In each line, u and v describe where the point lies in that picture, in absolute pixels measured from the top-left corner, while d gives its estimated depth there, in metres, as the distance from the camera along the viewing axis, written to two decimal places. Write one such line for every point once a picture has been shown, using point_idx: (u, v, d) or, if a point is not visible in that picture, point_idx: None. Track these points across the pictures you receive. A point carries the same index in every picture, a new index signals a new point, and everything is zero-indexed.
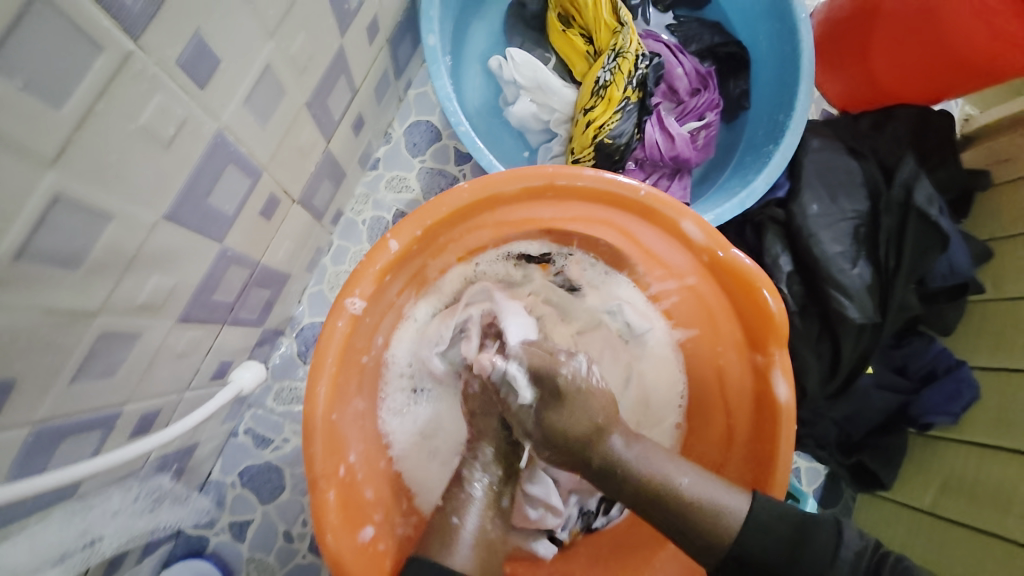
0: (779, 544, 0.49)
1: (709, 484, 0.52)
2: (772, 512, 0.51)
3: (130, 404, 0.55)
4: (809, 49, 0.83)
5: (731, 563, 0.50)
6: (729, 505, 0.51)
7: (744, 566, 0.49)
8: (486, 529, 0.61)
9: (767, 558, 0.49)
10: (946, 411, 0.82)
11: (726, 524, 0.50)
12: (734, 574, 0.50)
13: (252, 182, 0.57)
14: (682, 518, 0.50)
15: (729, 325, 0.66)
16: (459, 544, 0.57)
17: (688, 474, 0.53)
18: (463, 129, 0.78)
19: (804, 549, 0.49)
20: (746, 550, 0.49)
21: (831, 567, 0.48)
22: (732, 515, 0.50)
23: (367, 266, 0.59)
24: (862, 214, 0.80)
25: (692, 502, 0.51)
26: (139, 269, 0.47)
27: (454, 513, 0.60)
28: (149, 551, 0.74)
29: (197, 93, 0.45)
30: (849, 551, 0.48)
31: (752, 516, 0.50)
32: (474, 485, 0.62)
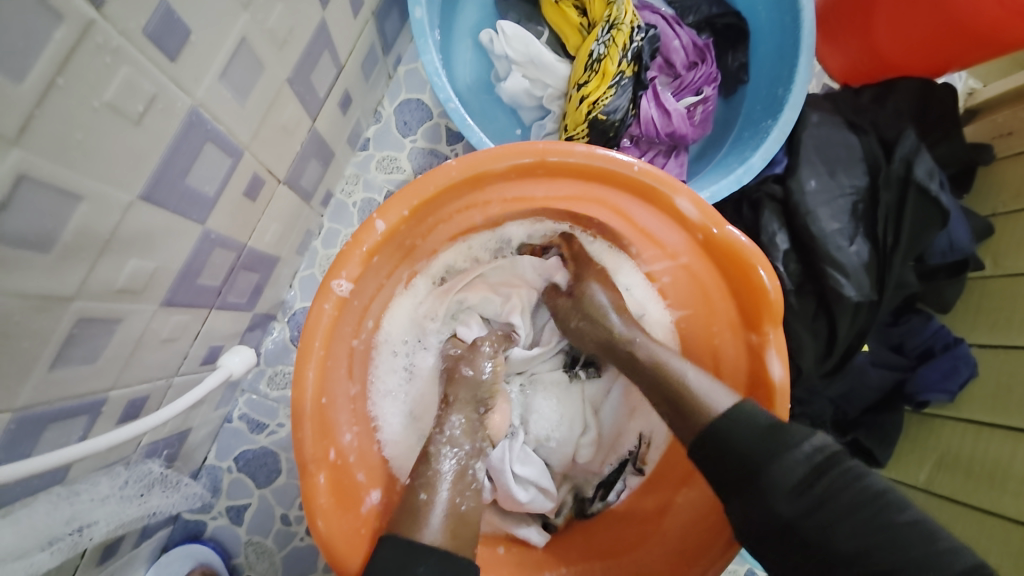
0: (749, 429, 0.51)
1: (703, 380, 0.57)
2: (747, 415, 0.52)
3: (116, 390, 0.54)
4: (811, 19, 0.81)
5: (705, 441, 0.53)
6: (716, 402, 0.55)
7: (721, 445, 0.52)
8: (458, 505, 0.56)
9: (734, 440, 0.51)
10: (942, 389, 0.82)
11: (708, 408, 0.54)
12: (708, 450, 0.53)
13: (233, 162, 0.56)
14: (673, 392, 0.58)
15: (723, 304, 0.65)
16: (429, 515, 0.54)
17: (670, 356, 0.61)
18: (453, 106, 0.76)
19: (770, 438, 0.50)
20: (717, 426, 0.53)
21: (787, 450, 0.49)
22: (718, 407, 0.54)
23: (354, 247, 0.58)
24: (861, 190, 0.79)
25: (686, 387, 0.57)
26: (115, 252, 0.46)
27: (421, 491, 0.56)
28: (147, 535, 0.74)
29: (168, 66, 0.43)
30: (812, 446, 0.49)
31: (734, 412, 0.53)
32: (442, 462, 0.60)
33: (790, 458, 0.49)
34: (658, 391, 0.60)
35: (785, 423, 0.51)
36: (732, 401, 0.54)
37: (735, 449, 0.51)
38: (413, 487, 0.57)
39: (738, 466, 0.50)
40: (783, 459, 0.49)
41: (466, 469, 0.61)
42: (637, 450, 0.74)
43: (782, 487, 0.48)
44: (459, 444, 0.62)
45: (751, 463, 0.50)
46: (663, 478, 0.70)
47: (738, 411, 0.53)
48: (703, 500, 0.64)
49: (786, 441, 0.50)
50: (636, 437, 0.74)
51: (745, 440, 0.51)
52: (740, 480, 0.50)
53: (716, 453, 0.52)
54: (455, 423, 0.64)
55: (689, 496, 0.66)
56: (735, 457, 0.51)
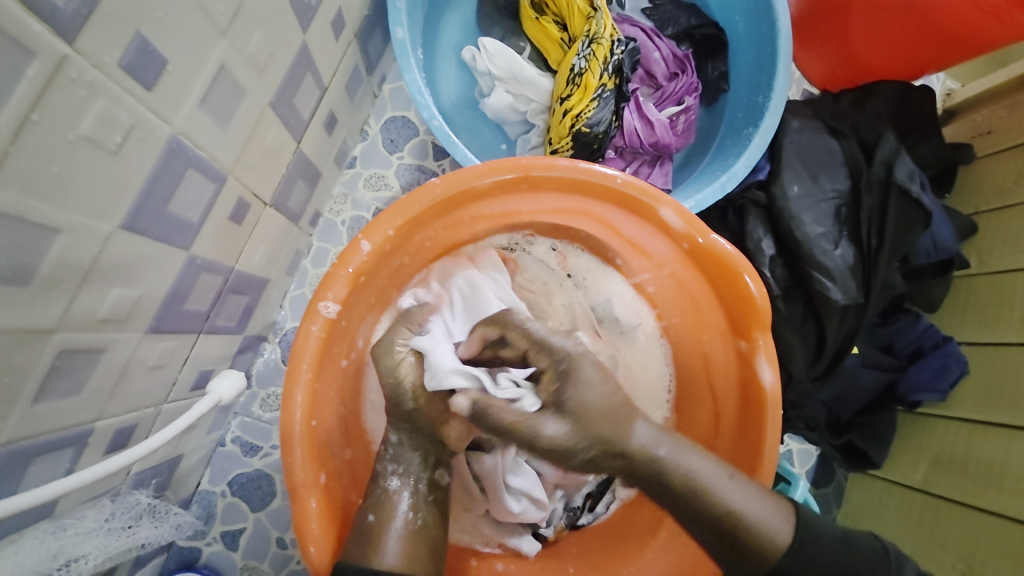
0: (842, 558, 0.52)
1: (752, 501, 0.51)
2: (837, 539, 0.53)
3: (102, 420, 0.54)
4: (787, 29, 0.82)
5: (787, 567, 0.51)
6: (776, 529, 0.51)
7: (805, 571, 0.51)
8: (413, 520, 0.55)
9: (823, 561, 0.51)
10: (934, 388, 0.82)
11: (773, 542, 0.50)
12: (785, 570, 0.51)
13: (217, 187, 0.56)
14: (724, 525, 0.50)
15: (712, 311, 0.66)
16: (386, 539, 0.53)
17: (693, 463, 0.51)
18: (437, 123, 0.77)
19: (849, 553, 0.52)
20: (813, 554, 0.51)
21: (873, 570, 0.52)
22: (783, 541, 0.51)
23: (339, 268, 0.58)
24: (843, 194, 0.80)
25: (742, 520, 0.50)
26: (97, 282, 0.46)
27: (369, 511, 0.55)
28: (140, 564, 0.73)
29: (144, 96, 0.43)
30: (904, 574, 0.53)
31: (809, 531, 0.52)
32: (391, 481, 0.57)
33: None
34: (700, 520, 0.51)
35: (856, 537, 0.54)
36: (788, 525, 0.51)
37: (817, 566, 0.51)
38: (363, 507, 0.55)
39: None
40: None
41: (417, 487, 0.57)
42: None
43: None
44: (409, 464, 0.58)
45: None
46: (655, 488, 0.70)
47: (817, 525, 0.53)
48: None
49: (860, 556, 0.52)
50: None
51: (827, 558, 0.52)
52: None
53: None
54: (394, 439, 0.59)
55: None
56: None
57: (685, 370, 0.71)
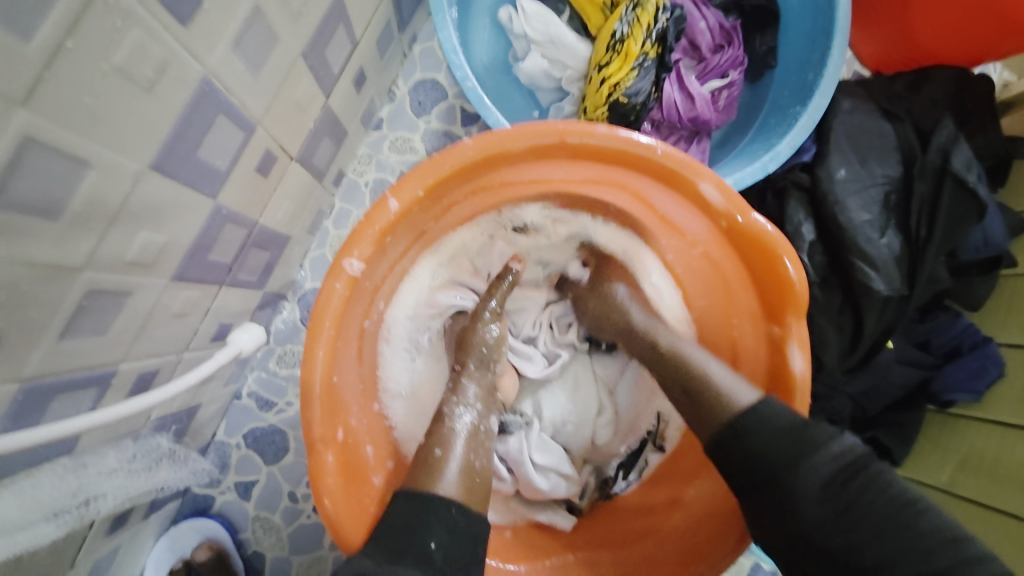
0: (771, 429, 0.50)
1: (724, 374, 0.56)
2: (776, 412, 0.51)
3: (126, 362, 0.54)
4: (845, 4, 0.77)
5: (731, 431, 0.51)
6: (737, 396, 0.53)
7: (738, 438, 0.51)
8: (472, 462, 0.56)
9: (762, 440, 0.49)
10: (968, 389, 0.79)
11: (731, 402, 0.53)
12: (728, 446, 0.51)
13: (246, 136, 0.54)
14: (690, 382, 0.56)
15: (745, 293, 0.63)
16: (445, 470, 0.53)
17: (692, 351, 0.59)
18: (469, 85, 0.74)
19: (791, 438, 0.48)
20: (744, 424, 0.51)
21: (814, 452, 0.47)
22: (742, 401, 0.52)
23: (366, 226, 0.57)
24: (893, 180, 0.76)
25: (703, 377, 0.56)
26: (124, 224, 0.45)
27: (435, 447, 0.55)
28: (155, 507, 0.75)
29: (180, 32, 0.41)
30: (837, 449, 0.48)
31: (759, 407, 0.51)
32: (457, 419, 0.59)
33: (814, 466, 0.47)
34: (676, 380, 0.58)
35: (807, 423, 0.50)
36: (755, 397, 0.53)
37: (753, 448, 0.49)
38: (426, 444, 0.56)
39: (759, 468, 0.49)
40: (801, 468, 0.47)
41: (480, 428, 0.60)
42: (655, 429, 0.73)
43: (810, 487, 0.46)
44: (472, 402, 0.61)
45: (774, 464, 0.48)
46: (682, 452, 0.69)
47: (761, 411, 0.51)
48: (713, 495, 0.62)
49: (808, 444, 0.48)
50: (654, 415, 0.73)
51: (763, 440, 0.49)
52: (763, 482, 0.49)
53: (746, 463, 0.50)
54: (471, 390, 0.63)
55: (700, 487, 0.65)
56: (752, 456, 0.49)
57: (709, 351, 0.69)
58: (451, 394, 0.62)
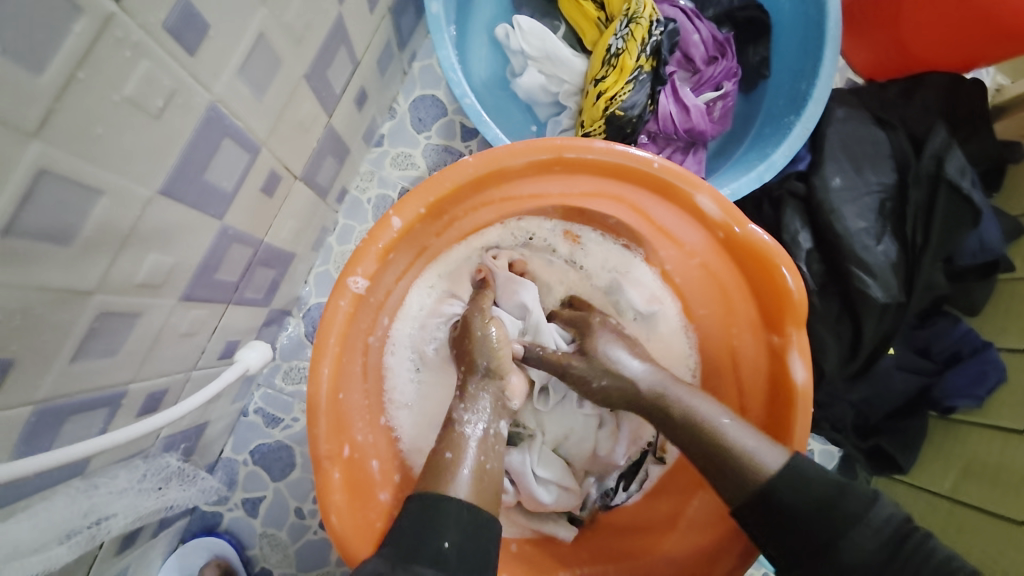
0: (811, 498, 0.49)
1: (741, 432, 0.53)
2: (807, 480, 0.49)
3: (135, 383, 0.55)
4: (835, 15, 0.79)
5: (768, 502, 0.50)
6: (765, 459, 0.51)
7: (777, 514, 0.49)
8: (484, 463, 0.56)
9: (798, 505, 0.49)
10: (970, 394, 0.79)
11: (756, 469, 0.51)
12: (757, 515, 0.50)
13: (251, 158, 0.56)
14: (702, 436, 0.54)
15: (744, 303, 0.64)
16: (459, 471, 0.54)
17: (685, 394, 0.58)
18: (468, 102, 0.76)
19: (837, 508, 0.48)
20: (779, 497, 0.49)
21: (859, 519, 0.47)
22: (770, 468, 0.50)
23: (370, 244, 0.58)
24: (888, 187, 0.77)
25: (722, 441, 0.53)
26: (134, 248, 0.46)
27: (446, 451, 0.56)
28: (165, 526, 0.76)
29: (187, 61, 0.43)
30: (881, 518, 0.47)
31: (792, 470, 0.50)
32: (466, 428, 0.59)
33: (866, 533, 0.47)
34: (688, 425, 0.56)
35: (845, 488, 0.49)
36: (779, 458, 0.51)
37: (792, 519, 0.49)
38: (437, 449, 0.57)
39: (810, 551, 0.48)
40: (852, 536, 0.47)
41: (489, 433, 0.59)
42: (656, 440, 0.73)
43: (863, 560, 0.46)
44: (482, 411, 0.61)
45: (817, 543, 0.48)
46: (686, 464, 0.70)
47: (796, 471, 0.50)
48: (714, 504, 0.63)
49: (850, 514, 0.47)
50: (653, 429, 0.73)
51: (800, 508, 0.48)
52: (813, 552, 0.48)
53: (791, 532, 0.49)
54: (483, 399, 0.62)
55: (704, 497, 0.65)
56: (797, 527, 0.49)
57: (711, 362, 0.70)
58: (459, 401, 0.62)
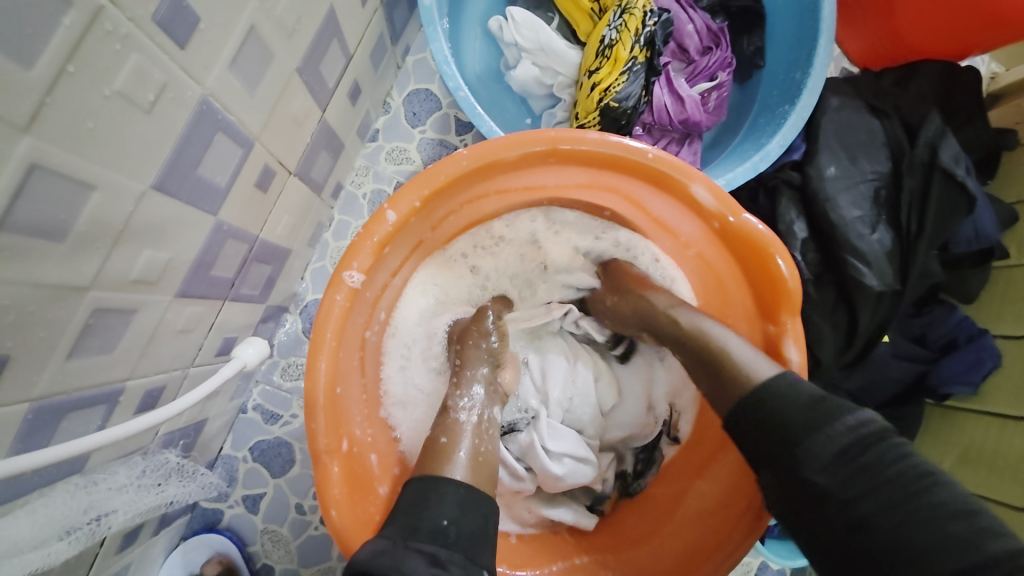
0: (796, 403, 0.48)
1: (739, 345, 0.54)
2: (792, 386, 0.49)
3: (132, 380, 0.55)
4: (830, 3, 0.78)
5: (750, 401, 0.50)
6: (753, 368, 0.52)
7: (759, 408, 0.49)
8: (478, 448, 0.57)
9: (786, 406, 0.48)
10: (966, 381, 0.80)
11: (745, 374, 0.51)
12: (750, 415, 0.50)
13: (244, 152, 0.56)
14: (707, 356, 0.55)
15: (739, 293, 0.64)
16: (454, 457, 0.55)
17: (693, 316, 0.59)
18: (463, 95, 0.75)
19: (815, 408, 0.46)
20: (765, 398, 0.49)
21: (832, 421, 0.45)
22: (758, 375, 0.51)
23: (364, 238, 0.58)
24: (883, 176, 0.76)
25: (721, 351, 0.54)
26: (129, 243, 0.46)
27: (441, 436, 0.58)
28: (166, 523, 0.76)
29: (177, 54, 0.42)
30: (852, 420, 0.45)
31: (778, 380, 0.50)
32: (460, 414, 0.60)
33: (833, 431, 0.45)
34: (691, 354, 0.57)
35: (828, 398, 0.47)
36: (773, 369, 0.51)
37: (777, 419, 0.48)
38: (433, 433, 0.58)
39: (777, 440, 0.47)
40: (822, 432, 0.45)
41: (483, 418, 0.61)
42: (669, 419, 0.73)
43: (818, 457, 0.45)
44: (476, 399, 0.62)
45: (790, 433, 0.47)
46: (698, 440, 0.69)
47: (788, 384, 0.49)
48: (712, 495, 0.64)
49: (827, 414, 0.46)
50: (666, 404, 0.74)
51: (787, 411, 0.47)
52: (777, 453, 0.47)
53: (768, 430, 0.48)
54: (476, 392, 0.63)
55: (701, 487, 0.66)
56: (777, 429, 0.48)
57: None
58: (455, 388, 0.64)
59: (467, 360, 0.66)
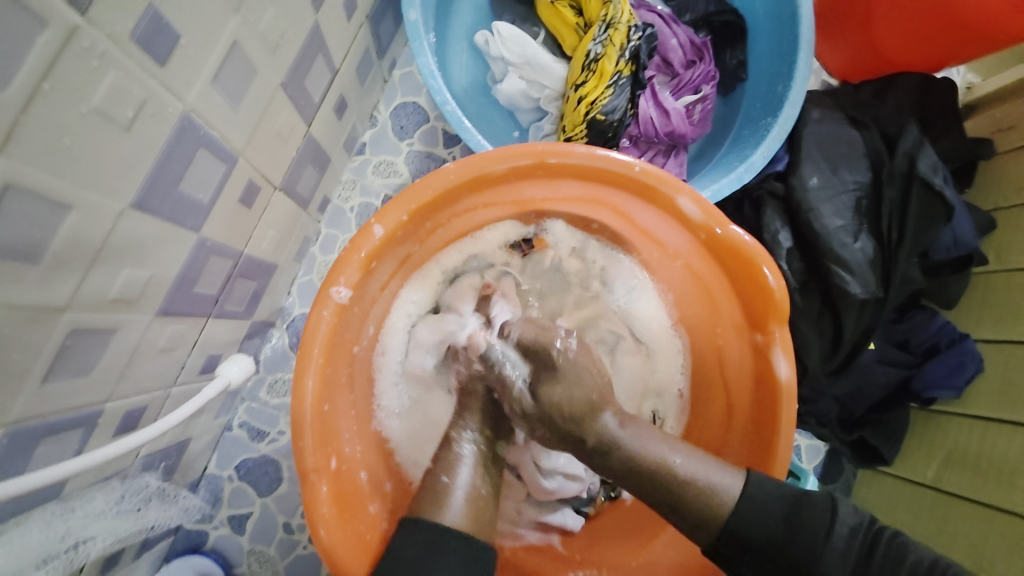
0: (774, 515, 0.48)
1: (699, 462, 0.51)
2: (769, 494, 0.49)
3: (111, 402, 0.53)
4: (808, 18, 0.80)
5: (728, 540, 0.48)
6: (722, 484, 0.49)
7: (742, 539, 0.48)
8: (478, 488, 0.56)
9: (748, 508, 0.49)
10: (949, 386, 0.81)
11: (717, 498, 0.49)
12: (740, 553, 0.48)
13: (228, 168, 0.55)
14: (666, 490, 0.50)
15: (728, 303, 0.64)
16: (450, 501, 0.53)
17: (651, 441, 0.53)
18: (449, 108, 0.76)
19: (797, 522, 0.47)
20: (739, 526, 0.48)
21: (831, 534, 0.46)
22: (728, 494, 0.49)
23: (352, 253, 0.57)
24: (864, 185, 0.78)
25: (680, 476, 0.50)
26: (107, 262, 0.45)
27: (442, 475, 0.56)
28: (145, 546, 0.73)
29: (157, 71, 0.42)
30: (847, 526, 0.46)
31: (744, 454, 0.51)
32: (463, 445, 0.59)
33: (833, 545, 0.45)
34: (642, 490, 0.51)
35: (807, 496, 0.48)
36: (739, 480, 0.50)
37: (761, 543, 0.47)
38: (434, 472, 0.57)
39: (777, 566, 0.47)
40: (819, 550, 0.45)
41: (482, 451, 0.60)
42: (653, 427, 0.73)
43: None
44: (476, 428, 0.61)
45: (795, 560, 0.46)
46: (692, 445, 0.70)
47: (756, 490, 0.49)
48: None
49: (817, 524, 0.46)
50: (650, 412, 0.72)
51: (765, 533, 0.47)
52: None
53: (769, 557, 0.47)
54: (478, 418, 0.62)
55: None
56: (770, 556, 0.47)
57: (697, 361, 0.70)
58: None
59: (468, 389, 0.65)
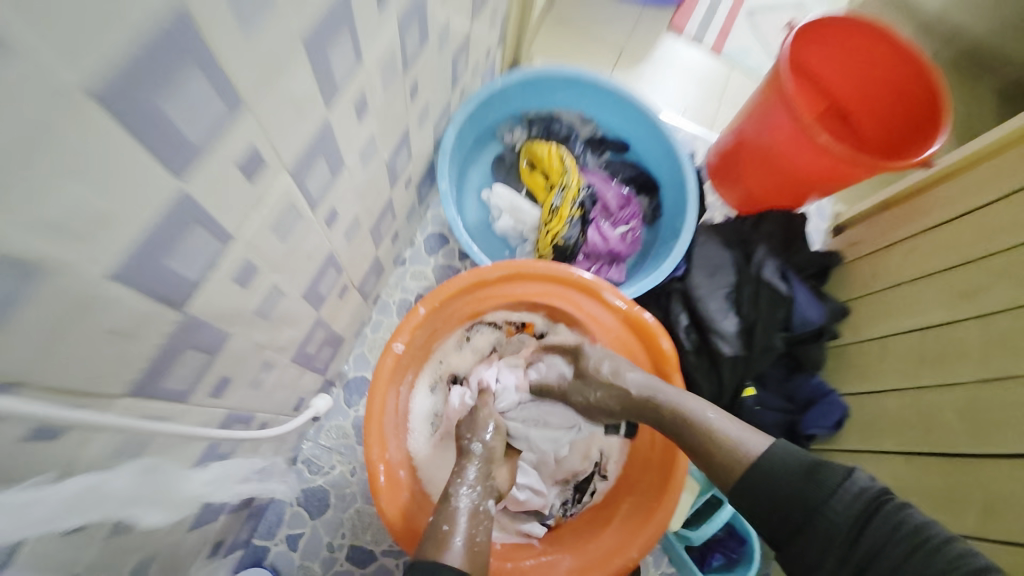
0: (792, 478, 0.70)
1: (729, 425, 0.80)
2: (790, 461, 0.71)
3: (261, 412, 0.87)
4: (692, 180, 1.29)
5: (747, 476, 0.73)
6: (744, 444, 0.76)
7: (758, 490, 0.71)
8: (473, 538, 0.77)
9: (779, 487, 0.70)
10: (821, 425, 1.14)
11: (736, 452, 0.76)
12: (747, 496, 0.72)
13: (338, 276, 0.95)
14: (704, 444, 0.80)
15: (642, 359, 1.01)
16: (451, 547, 0.74)
17: (680, 404, 0.86)
18: (463, 237, 1.19)
19: (807, 487, 0.68)
20: (760, 473, 0.72)
21: (833, 496, 0.66)
22: (749, 452, 0.75)
23: (407, 323, 0.97)
24: (734, 285, 1.18)
25: (717, 436, 0.79)
26: (285, 327, 0.82)
27: (444, 526, 0.78)
28: (232, 548, 1.02)
29: (331, 233, 0.82)
30: (852, 491, 0.66)
31: (770, 453, 0.73)
32: (459, 502, 0.82)
33: (832, 504, 0.66)
34: (687, 436, 0.82)
35: (822, 465, 0.69)
36: (765, 445, 0.75)
37: (780, 494, 0.69)
38: (436, 522, 0.79)
39: (775, 504, 0.70)
40: (823, 514, 0.66)
41: (477, 513, 0.82)
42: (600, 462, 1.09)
43: (838, 524, 0.65)
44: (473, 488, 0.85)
45: (803, 507, 0.67)
46: (627, 475, 1.06)
47: (778, 461, 0.72)
48: (640, 503, 0.98)
49: (829, 489, 0.67)
50: (598, 451, 1.09)
51: (787, 486, 0.69)
52: (794, 522, 0.68)
53: (766, 494, 0.71)
54: (471, 475, 0.87)
55: (631, 500, 1.01)
56: (781, 495, 0.69)
57: None
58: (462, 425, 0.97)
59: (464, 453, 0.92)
